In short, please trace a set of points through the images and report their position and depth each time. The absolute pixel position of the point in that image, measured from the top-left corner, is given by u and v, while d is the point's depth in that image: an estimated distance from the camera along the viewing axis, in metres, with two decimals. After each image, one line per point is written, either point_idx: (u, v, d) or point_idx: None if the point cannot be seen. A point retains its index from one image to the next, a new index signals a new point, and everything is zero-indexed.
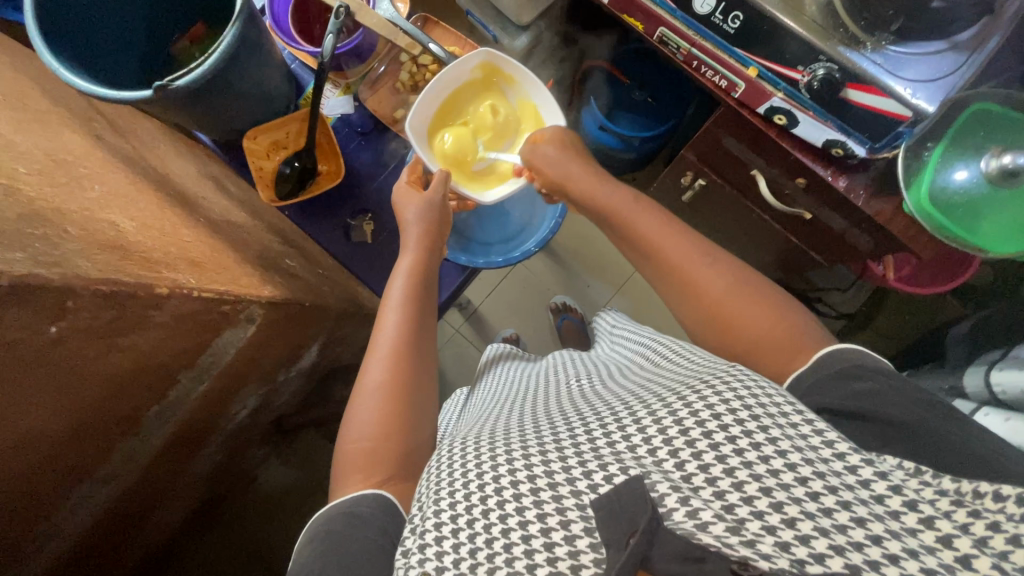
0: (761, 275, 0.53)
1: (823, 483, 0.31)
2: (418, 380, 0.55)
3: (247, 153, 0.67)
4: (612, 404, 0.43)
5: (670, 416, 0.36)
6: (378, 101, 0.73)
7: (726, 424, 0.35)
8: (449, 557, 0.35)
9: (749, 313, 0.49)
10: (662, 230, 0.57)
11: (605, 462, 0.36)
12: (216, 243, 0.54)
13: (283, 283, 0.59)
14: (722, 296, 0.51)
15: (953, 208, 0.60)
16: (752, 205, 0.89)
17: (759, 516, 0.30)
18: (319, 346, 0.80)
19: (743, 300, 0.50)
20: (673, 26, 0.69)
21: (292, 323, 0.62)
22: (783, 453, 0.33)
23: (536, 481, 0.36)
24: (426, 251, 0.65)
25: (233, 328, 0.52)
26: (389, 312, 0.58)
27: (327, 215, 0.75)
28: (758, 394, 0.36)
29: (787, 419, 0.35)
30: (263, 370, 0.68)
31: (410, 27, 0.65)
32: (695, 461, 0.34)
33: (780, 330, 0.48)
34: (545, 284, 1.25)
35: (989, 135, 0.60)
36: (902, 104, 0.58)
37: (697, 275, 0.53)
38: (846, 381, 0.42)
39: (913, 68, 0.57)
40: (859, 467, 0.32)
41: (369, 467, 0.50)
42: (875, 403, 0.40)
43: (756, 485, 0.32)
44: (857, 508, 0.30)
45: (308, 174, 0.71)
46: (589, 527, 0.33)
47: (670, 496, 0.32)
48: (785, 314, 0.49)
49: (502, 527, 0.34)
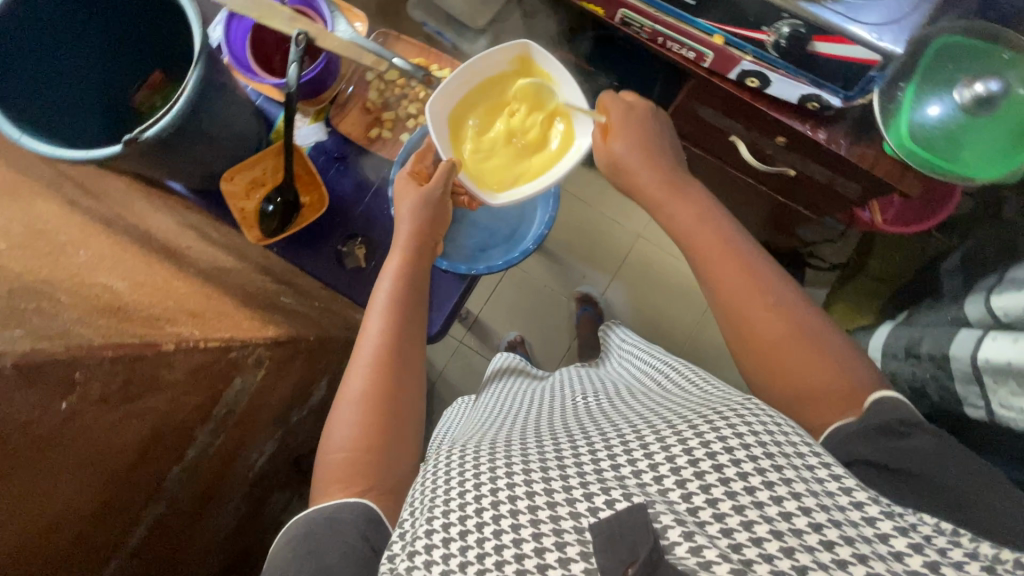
0: (819, 317, 0.50)
1: (838, 533, 0.31)
2: (400, 389, 0.54)
3: (226, 196, 0.66)
4: (618, 424, 0.44)
5: (680, 444, 0.37)
6: (350, 124, 0.72)
7: (739, 459, 0.35)
8: (439, 566, 0.35)
9: (793, 359, 0.48)
10: (715, 248, 0.56)
11: (607, 486, 0.36)
12: (210, 291, 0.53)
13: (282, 322, 0.58)
14: (774, 337, 0.50)
15: (934, 142, 0.61)
16: (736, 171, 0.90)
17: (767, 559, 0.31)
18: (327, 380, 0.80)
19: (796, 345, 0.48)
20: (634, 7, 0.69)
21: (294, 358, 0.62)
22: (798, 496, 0.33)
23: (535, 499, 0.36)
24: (412, 254, 0.64)
25: (243, 374, 0.50)
26: (372, 318, 0.58)
27: (315, 246, 0.74)
28: (774, 432, 0.37)
29: (802, 460, 0.35)
30: (274, 413, 0.67)
31: (372, 46, 0.65)
32: (703, 494, 0.34)
33: (832, 376, 0.47)
34: (541, 282, 1.25)
35: (959, 66, 0.60)
36: (869, 49, 0.58)
37: (750, 312, 0.51)
38: (880, 437, 0.42)
39: (874, 12, 0.57)
40: (876, 519, 0.32)
41: (350, 477, 0.50)
42: (909, 461, 0.39)
43: (768, 528, 0.32)
44: (873, 562, 0.30)
45: (291, 209, 0.69)
46: (586, 552, 0.33)
47: (674, 529, 0.32)
48: (837, 357, 0.47)
49: (496, 544, 0.35)
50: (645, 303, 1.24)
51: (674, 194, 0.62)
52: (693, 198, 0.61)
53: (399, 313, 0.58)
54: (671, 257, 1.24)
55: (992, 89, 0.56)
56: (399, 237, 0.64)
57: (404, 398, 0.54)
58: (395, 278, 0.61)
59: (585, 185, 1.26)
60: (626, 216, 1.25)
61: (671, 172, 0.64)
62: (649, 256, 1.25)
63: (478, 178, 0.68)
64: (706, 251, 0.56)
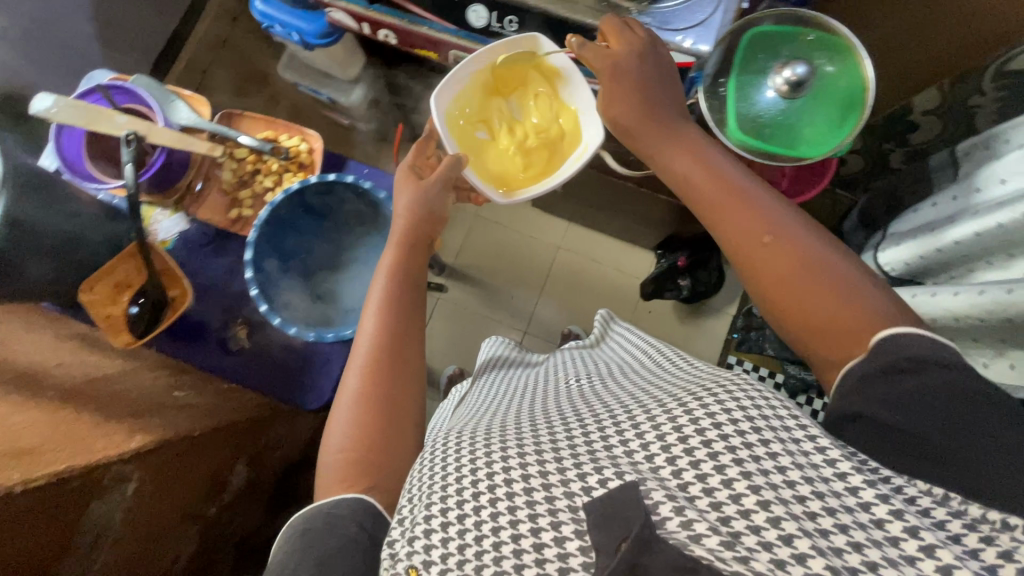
0: (827, 245, 0.45)
1: (822, 504, 0.31)
2: (394, 398, 0.54)
3: (88, 306, 0.64)
4: (611, 407, 0.45)
5: (669, 423, 0.38)
6: (210, 210, 0.72)
7: (726, 433, 0.35)
8: (438, 551, 0.36)
9: (819, 305, 0.43)
10: (713, 184, 0.50)
11: (600, 466, 0.37)
12: (68, 413, 0.53)
13: (153, 430, 0.58)
14: (791, 282, 0.44)
15: (762, 131, 0.63)
16: (613, 178, 0.92)
17: (754, 530, 0.31)
18: (245, 461, 0.78)
19: (808, 287, 0.43)
20: (462, 46, 0.70)
21: (182, 464, 0.61)
22: (783, 470, 0.33)
23: (530, 481, 0.38)
24: (406, 248, 0.61)
25: (101, 497, 0.50)
26: (369, 312, 0.58)
27: (199, 333, 0.73)
28: (761, 406, 0.36)
29: (784, 429, 0.35)
30: (183, 510, 0.64)
31: (212, 128, 0.67)
32: (692, 470, 0.35)
33: (863, 314, 0.41)
34: (472, 311, 1.26)
35: (769, 56, 0.63)
36: (684, 54, 0.60)
37: (754, 254, 0.46)
38: (880, 380, 0.38)
39: (681, 18, 0.59)
40: (860, 488, 0.32)
41: (354, 475, 0.50)
42: (904, 417, 0.37)
43: (755, 498, 0.32)
44: (856, 532, 0.30)
45: (160, 306, 0.68)
46: (580, 530, 0.34)
47: (665, 505, 0.33)
48: (862, 296, 0.42)
49: (492, 526, 0.36)
50: (578, 312, 1.25)
51: (660, 125, 0.54)
52: (689, 141, 0.53)
53: (393, 314, 0.57)
54: (594, 262, 1.26)
55: (802, 72, 0.59)
56: (393, 228, 0.63)
57: (401, 402, 0.54)
58: (391, 272, 0.60)
59: (496, 208, 1.28)
60: (542, 230, 1.27)
61: (666, 114, 0.55)
62: (573, 265, 1.26)
63: (480, 174, 0.69)
64: (694, 185, 0.51)
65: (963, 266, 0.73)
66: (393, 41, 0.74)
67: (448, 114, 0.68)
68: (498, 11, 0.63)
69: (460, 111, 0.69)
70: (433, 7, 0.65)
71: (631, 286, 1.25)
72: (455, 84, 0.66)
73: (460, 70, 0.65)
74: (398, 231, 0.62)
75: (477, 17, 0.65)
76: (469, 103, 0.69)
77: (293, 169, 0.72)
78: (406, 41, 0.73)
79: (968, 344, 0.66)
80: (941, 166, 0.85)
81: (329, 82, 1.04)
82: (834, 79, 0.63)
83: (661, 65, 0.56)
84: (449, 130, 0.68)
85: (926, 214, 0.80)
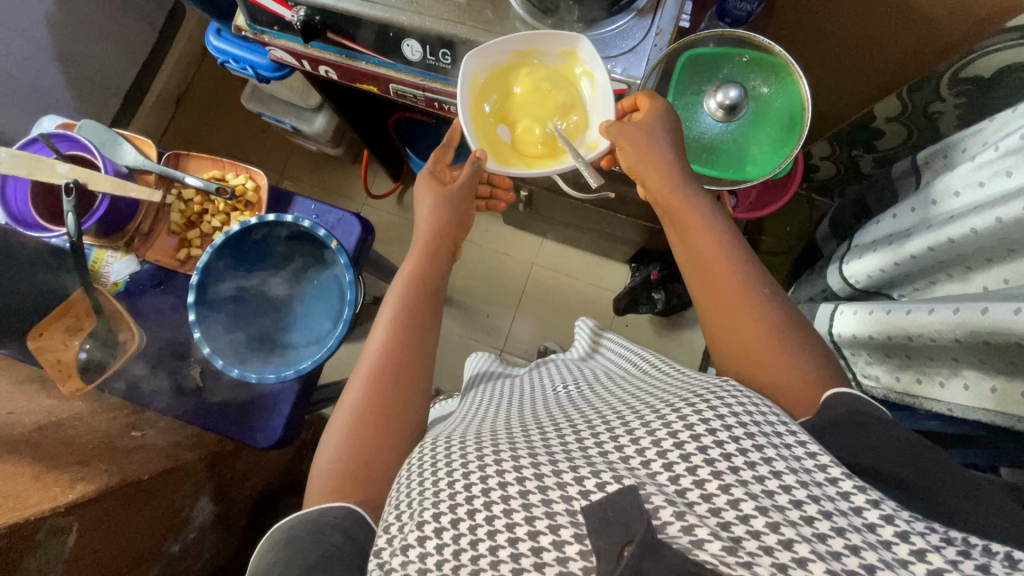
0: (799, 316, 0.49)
1: (817, 508, 0.32)
2: (388, 408, 0.53)
3: (37, 351, 0.65)
4: (606, 411, 0.45)
5: (665, 429, 0.38)
6: (158, 251, 0.74)
7: (721, 440, 0.36)
8: (432, 559, 0.36)
9: (769, 359, 0.46)
10: (679, 217, 0.54)
11: (597, 470, 0.37)
12: (12, 465, 0.53)
13: (97, 477, 0.57)
14: (746, 337, 0.47)
15: (701, 153, 0.64)
16: (569, 199, 0.91)
17: (754, 535, 0.31)
18: (212, 496, 0.77)
19: (772, 345, 0.46)
20: (401, 79, 0.69)
21: (131, 506, 0.60)
22: (778, 474, 0.34)
23: (525, 484, 0.37)
24: (431, 251, 0.63)
25: (39, 552, 0.48)
26: (381, 319, 0.58)
27: (151, 374, 0.73)
28: (753, 413, 0.38)
29: (779, 438, 0.36)
30: (146, 552, 0.63)
31: (159, 171, 0.69)
32: (690, 476, 0.35)
33: (808, 373, 0.45)
34: (448, 331, 1.25)
35: (703, 79, 0.63)
36: (613, 81, 0.60)
37: (747, 310, 0.48)
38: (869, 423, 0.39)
39: (612, 44, 0.59)
40: (851, 493, 0.33)
41: (344, 487, 0.49)
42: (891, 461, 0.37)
43: (753, 504, 0.32)
44: (852, 535, 0.31)
45: (110, 351, 0.68)
46: (579, 534, 0.34)
47: (665, 510, 0.33)
48: (814, 356, 0.46)
49: (487, 530, 0.36)
50: (554, 329, 1.24)
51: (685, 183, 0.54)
52: (686, 192, 0.54)
53: (404, 326, 0.57)
54: (570, 278, 1.26)
55: (735, 95, 0.59)
56: (418, 232, 0.64)
57: (400, 408, 0.53)
58: (407, 278, 0.61)
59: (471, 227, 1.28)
60: (517, 248, 1.27)
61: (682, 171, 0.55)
62: (549, 281, 1.26)
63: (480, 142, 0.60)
64: (684, 219, 0.54)
65: (924, 279, 0.71)
66: (334, 75, 0.74)
67: (473, 78, 0.60)
68: (430, 45, 0.62)
69: (489, 82, 0.61)
70: (370, 44, 0.65)
71: (607, 300, 1.25)
72: (488, 54, 0.58)
73: (497, 42, 0.57)
74: (423, 240, 0.63)
75: (411, 50, 0.64)
76: (498, 78, 0.61)
77: (239, 208, 0.74)
78: (347, 75, 0.73)
79: (924, 363, 0.64)
80: (904, 175, 0.82)
81: (290, 111, 1.06)
82: (770, 99, 0.63)
83: (672, 137, 0.56)
84: (471, 92, 0.60)
85: (887, 226, 0.77)
